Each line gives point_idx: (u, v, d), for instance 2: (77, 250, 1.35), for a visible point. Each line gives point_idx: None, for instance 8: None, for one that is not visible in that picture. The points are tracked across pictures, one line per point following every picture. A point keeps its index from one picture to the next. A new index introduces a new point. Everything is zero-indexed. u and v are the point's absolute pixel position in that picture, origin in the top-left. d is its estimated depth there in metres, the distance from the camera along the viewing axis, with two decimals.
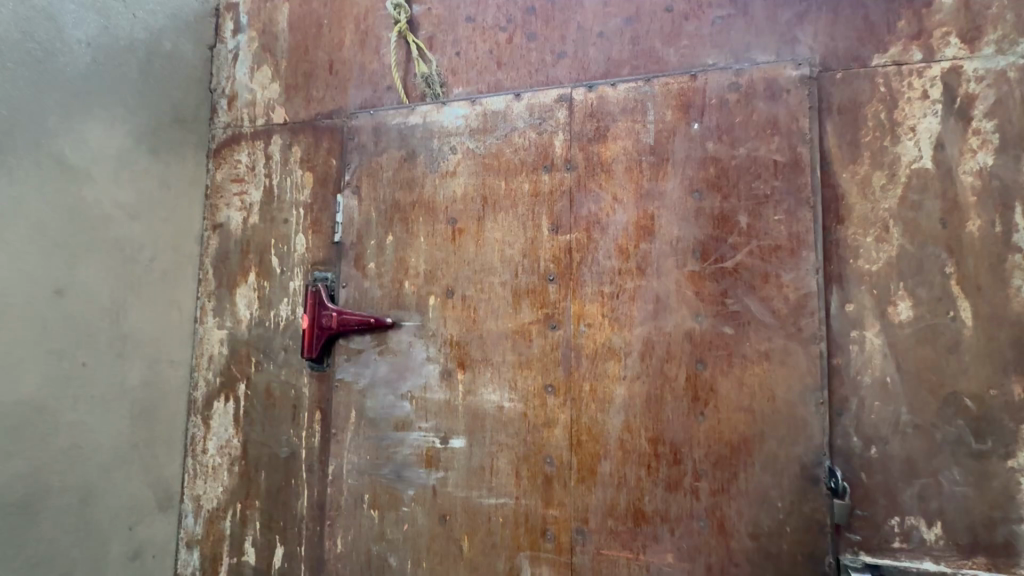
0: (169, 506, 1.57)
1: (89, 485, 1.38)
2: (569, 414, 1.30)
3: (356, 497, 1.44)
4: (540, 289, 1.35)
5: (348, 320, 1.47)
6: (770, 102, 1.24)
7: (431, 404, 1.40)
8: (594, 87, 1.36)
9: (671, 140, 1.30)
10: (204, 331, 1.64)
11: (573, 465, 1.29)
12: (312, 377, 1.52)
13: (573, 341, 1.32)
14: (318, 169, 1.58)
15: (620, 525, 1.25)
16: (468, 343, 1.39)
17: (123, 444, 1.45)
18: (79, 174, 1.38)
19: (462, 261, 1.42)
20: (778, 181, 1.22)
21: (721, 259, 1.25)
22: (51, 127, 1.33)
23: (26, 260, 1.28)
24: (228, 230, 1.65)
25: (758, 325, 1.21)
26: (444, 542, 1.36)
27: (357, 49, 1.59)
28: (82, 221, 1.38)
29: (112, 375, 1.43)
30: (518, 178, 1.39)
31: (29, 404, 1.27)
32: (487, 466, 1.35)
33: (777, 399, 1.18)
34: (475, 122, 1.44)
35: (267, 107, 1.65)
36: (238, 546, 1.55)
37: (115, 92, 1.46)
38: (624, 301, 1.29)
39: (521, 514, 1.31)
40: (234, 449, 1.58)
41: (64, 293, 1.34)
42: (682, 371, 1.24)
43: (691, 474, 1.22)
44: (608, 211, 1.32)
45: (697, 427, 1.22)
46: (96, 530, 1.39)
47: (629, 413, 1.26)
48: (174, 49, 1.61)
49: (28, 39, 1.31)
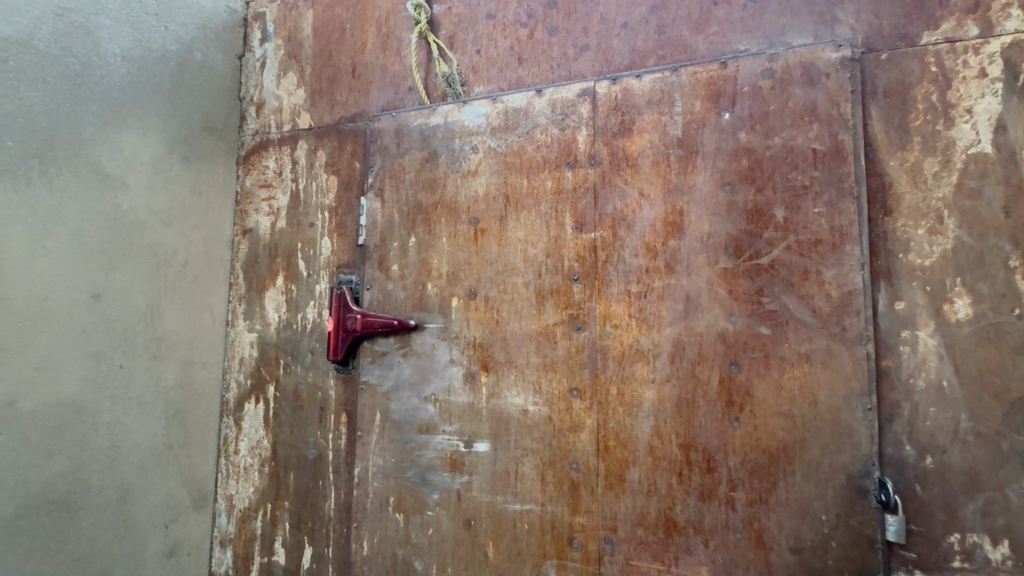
0: (203, 505, 1.61)
1: (126, 483, 1.42)
2: (596, 417, 1.26)
3: (381, 499, 1.43)
4: (564, 289, 1.31)
5: (373, 322, 1.47)
6: (808, 88, 1.17)
7: (455, 407, 1.38)
8: (619, 79, 1.31)
9: (700, 132, 1.24)
10: (235, 334, 1.68)
11: (600, 471, 1.24)
12: (337, 379, 1.52)
13: (599, 342, 1.27)
14: (342, 172, 1.59)
15: (650, 535, 1.19)
16: (491, 345, 1.37)
17: (158, 444, 1.50)
18: (115, 182, 1.42)
19: (485, 262, 1.39)
20: (817, 171, 1.15)
21: (756, 255, 1.18)
22: (88, 138, 1.37)
23: (65, 266, 1.32)
24: (257, 235, 1.68)
25: (798, 326, 1.14)
26: (469, 548, 1.34)
27: (379, 52, 1.59)
28: (118, 227, 1.42)
29: (148, 376, 1.48)
30: (540, 176, 1.36)
31: (71, 404, 1.32)
32: (512, 470, 1.32)
33: (820, 404, 1.11)
34: (497, 120, 1.42)
35: (293, 113, 1.67)
36: (268, 547, 1.57)
37: (147, 103, 1.50)
38: (652, 301, 1.24)
39: (548, 521, 1.27)
40: (265, 450, 1.60)
41: (101, 297, 1.39)
42: (715, 374, 1.18)
43: (726, 483, 1.15)
44: (634, 208, 1.27)
45: (732, 434, 1.16)
46: (134, 527, 1.43)
47: (658, 417, 1.21)
48: (204, 59, 1.65)
49: (67, 54, 1.35)
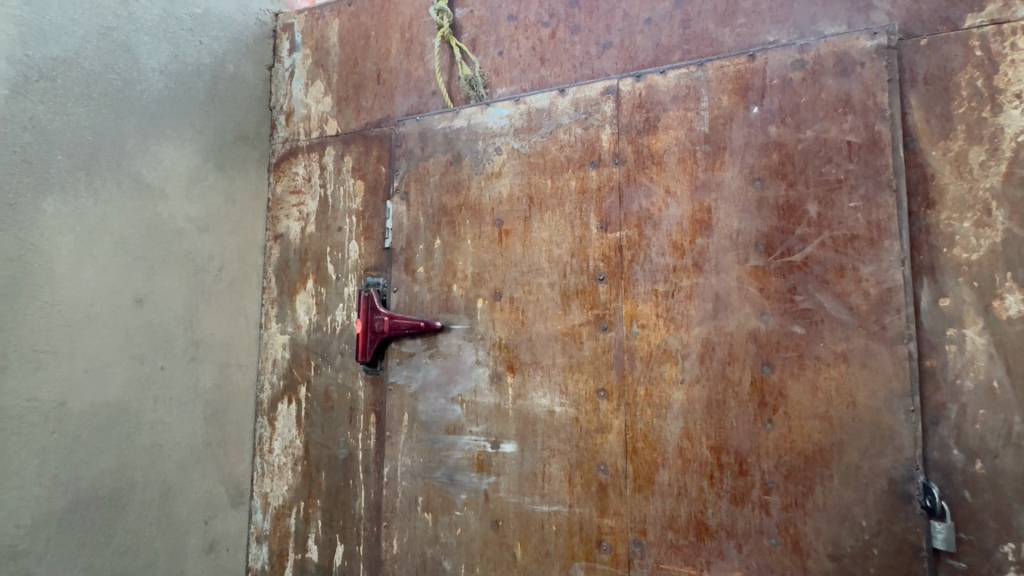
0: (240, 502, 1.67)
1: (168, 480, 1.48)
2: (623, 419, 1.24)
3: (410, 499, 1.45)
4: (589, 289, 1.30)
5: (400, 324, 1.48)
6: (841, 78, 1.13)
7: (481, 408, 1.39)
8: (642, 76, 1.29)
9: (728, 127, 1.21)
10: (268, 336, 1.73)
11: (629, 473, 1.23)
12: (366, 380, 1.55)
13: (625, 342, 1.26)
14: (369, 177, 1.62)
15: (681, 538, 1.17)
16: (518, 346, 1.37)
17: (197, 443, 1.56)
18: (155, 192, 1.48)
19: (510, 262, 1.40)
20: (853, 164, 1.11)
21: (788, 252, 1.14)
22: (130, 150, 1.43)
23: (110, 272, 1.38)
24: (288, 240, 1.72)
25: (834, 324, 1.10)
26: (497, 548, 1.34)
27: (403, 57, 1.61)
28: (158, 235, 1.48)
29: (187, 377, 1.54)
30: (564, 176, 1.35)
31: (116, 405, 1.38)
32: (539, 471, 1.31)
33: (858, 405, 1.07)
34: (520, 121, 1.42)
35: (320, 120, 1.71)
36: (302, 544, 1.61)
37: (183, 115, 1.56)
38: (680, 300, 1.22)
39: (575, 523, 1.27)
40: (297, 449, 1.64)
41: (144, 302, 1.45)
42: (746, 374, 1.15)
43: (759, 487, 1.12)
44: (660, 206, 1.25)
45: (765, 436, 1.13)
46: (176, 522, 1.50)
47: (688, 419, 1.19)
48: (236, 71, 1.71)
49: (110, 71, 1.40)
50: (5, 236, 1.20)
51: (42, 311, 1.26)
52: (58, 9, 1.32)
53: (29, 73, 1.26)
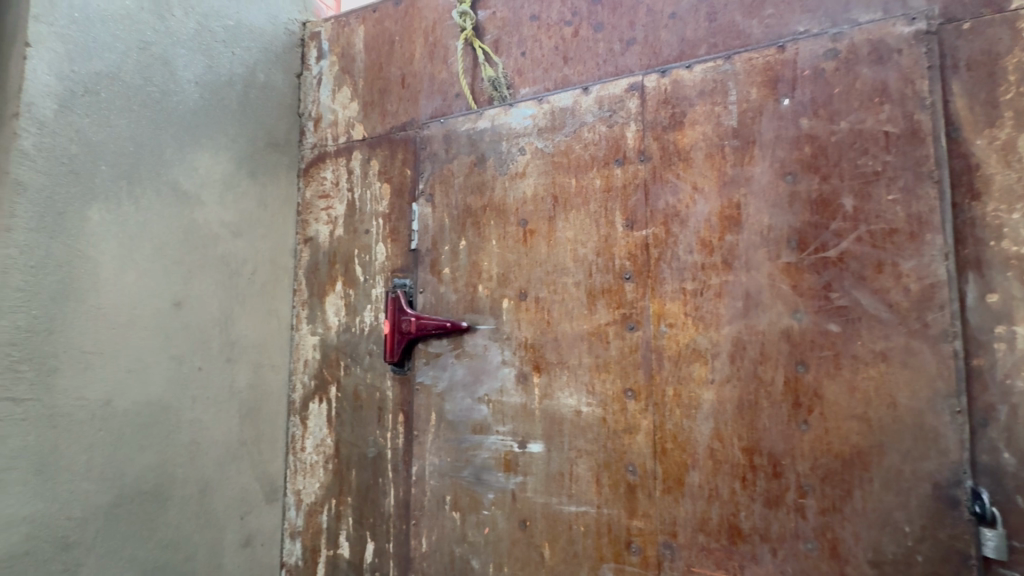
0: (275, 499, 1.72)
1: (206, 476, 1.54)
2: (652, 419, 1.22)
3: (438, 498, 1.47)
4: (616, 288, 1.29)
5: (426, 325, 1.50)
6: (876, 67, 1.09)
7: (508, 408, 1.39)
8: (668, 71, 1.28)
9: (757, 120, 1.18)
10: (300, 337, 1.77)
11: (658, 474, 1.21)
12: (394, 380, 1.57)
13: (653, 342, 1.24)
14: (394, 180, 1.64)
15: (713, 541, 1.15)
16: (543, 346, 1.37)
17: (233, 440, 1.61)
18: (191, 199, 1.54)
19: (535, 262, 1.40)
20: (891, 155, 1.07)
21: (823, 248, 1.11)
22: (168, 159, 1.49)
23: (151, 277, 1.44)
24: (318, 243, 1.76)
25: (872, 322, 1.06)
26: (525, 548, 1.34)
27: (426, 61, 1.63)
28: (195, 240, 1.54)
29: (223, 377, 1.59)
30: (588, 175, 1.35)
31: (158, 404, 1.44)
32: (566, 472, 1.31)
33: (899, 406, 1.03)
34: (543, 121, 1.42)
35: (347, 125, 1.75)
36: (333, 540, 1.64)
37: (217, 124, 1.62)
38: (709, 299, 1.19)
39: (604, 524, 1.25)
40: (329, 447, 1.68)
41: (182, 304, 1.50)
42: (779, 374, 1.12)
43: (794, 489, 1.09)
44: (687, 203, 1.23)
45: (800, 437, 1.09)
46: (214, 517, 1.55)
47: (719, 419, 1.16)
48: (267, 80, 1.76)
49: (149, 84, 1.46)
50: (55, 243, 1.26)
51: (89, 314, 1.31)
52: (101, 26, 1.37)
53: (76, 87, 1.32)
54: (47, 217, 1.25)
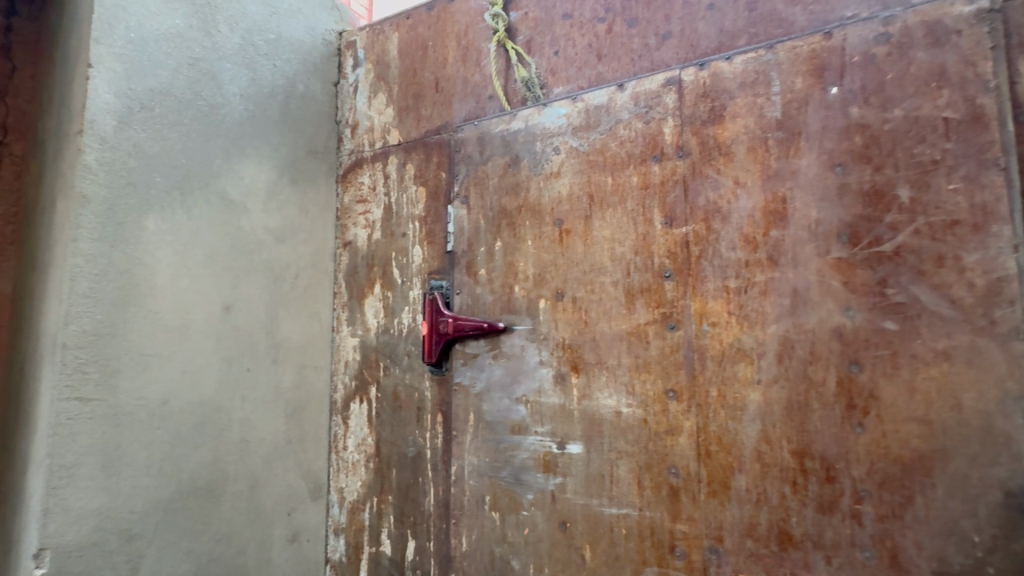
0: (319, 496, 1.77)
1: (255, 473, 1.60)
2: (695, 420, 1.20)
3: (477, 497, 1.48)
4: (655, 287, 1.27)
5: (464, 326, 1.51)
6: (933, 50, 1.03)
7: (546, 408, 1.39)
8: (706, 64, 1.25)
9: (802, 111, 1.14)
10: (340, 339, 1.82)
11: (702, 477, 1.18)
12: (433, 381, 1.59)
13: (695, 341, 1.21)
14: (430, 183, 1.66)
15: (761, 547, 1.11)
16: (581, 346, 1.36)
17: (280, 439, 1.67)
18: (238, 207, 1.60)
19: (571, 262, 1.39)
20: (951, 142, 1.01)
21: (877, 242, 1.06)
22: (216, 169, 1.55)
23: (203, 282, 1.50)
24: (356, 247, 1.81)
25: (933, 319, 1.00)
26: (566, 550, 1.33)
27: (459, 64, 1.65)
28: (242, 246, 1.60)
29: (270, 378, 1.65)
30: (625, 172, 1.33)
31: (210, 403, 1.50)
32: (606, 473, 1.29)
33: (964, 408, 0.97)
34: (578, 120, 1.41)
35: (383, 131, 1.79)
36: (375, 538, 1.67)
37: (261, 134, 1.68)
38: (754, 297, 1.16)
39: (646, 527, 1.23)
40: (370, 446, 1.71)
41: (231, 308, 1.57)
42: (831, 374, 1.08)
43: (849, 495, 1.04)
44: (729, 198, 1.20)
45: (855, 441, 1.05)
46: (263, 513, 1.61)
47: (766, 421, 1.13)
48: (306, 90, 1.82)
49: (198, 98, 1.53)
50: (116, 251, 1.34)
51: (147, 318, 1.39)
52: (155, 46, 1.45)
53: (132, 104, 1.39)
54: (109, 228, 1.33)
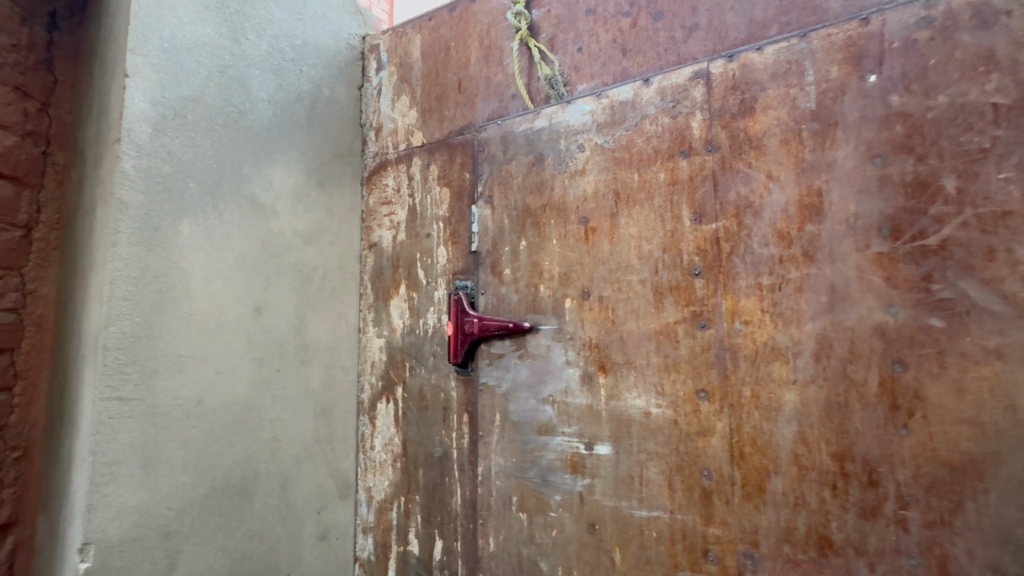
0: (348, 495, 1.79)
1: (286, 472, 1.63)
2: (728, 422, 1.16)
3: (505, 498, 1.47)
4: (684, 285, 1.24)
5: (489, 326, 1.51)
6: (980, 33, 0.99)
7: (573, 409, 1.37)
8: (735, 56, 1.21)
9: (838, 101, 1.10)
10: (367, 340, 1.84)
11: (736, 480, 1.15)
12: (458, 381, 1.59)
13: (727, 340, 1.18)
14: (453, 183, 1.66)
15: (800, 553, 1.08)
16: (609, 346, 1.34)
17: (309, 438, 1.69)
18: (267, 210, 1.63)
19: (598, 261, 1.37)
20: (1001, 129, 0.96)
21: (920, 235, 1.01)
22: (246, 173, 1.59)
23: (234, 284, 1.54)
24: (382, 248, 1.82)
25: (984, 315, 0.95)
26: (595, 552, 1.31)
27: (482, 64, 1.65)
28: (271, 249, 1.63)
29: (299, 378, 1.68)
30: (652, 168, 1.30)
31: (242, 403, 1.54)
32: (636, 475, 1.27)
33: (1020, 409, 0.92)
34: (603, 116, 1.39)
35: (407, 132, 1.80)
36: (403, 537, 1.68)
37: (288, 138, 1.71)
38: (789, 294, 1.12)
39: (678, 530, 1.21)
40: (396, 446, 1.72)
41: (262, 310, 1.60)
42: (873, 374, 1.03)
43: (894, 500, 1.00)
44: (761, 193, 1.16)
45: (899, 443, 1.00)
46: (294, 511, 1.64)
47: (803, 423, 1.09)
48: (331, 94, 1.85)
49: (228, 105, 1.57)
50: (153, 255, 1.38)
51: (182, 320, 1.42)
52: (186, 54, 1.48)
53: (166, 112, 1.43)
54: (146, 232, 1.37)
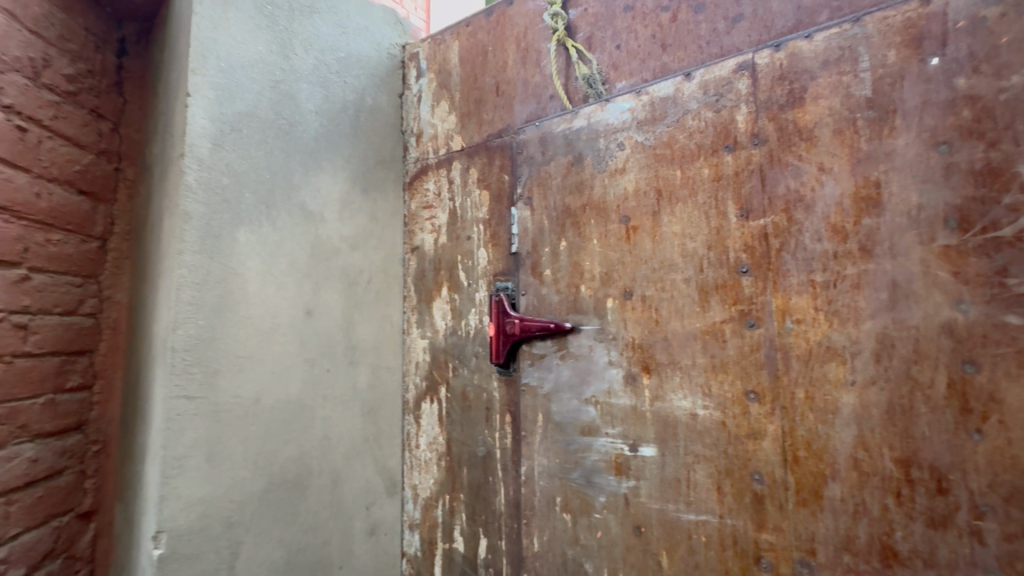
0: (395, 492, 1.84)
1: (337, 468, 1.69)
2: (780, 424, 1.12)
3: (548, 498, 1.47)
4: (731, 283, 1.21)
5: (530, 327, 1.51)
6: None
7: (617, 410, 1.36)
8: (783, 45, 1.17)
9: (897, 86, 1.04)
10: (411, 341, 1.89)
11: (789, 485, 1.10)
12: (500, 381, 1.61)
13: (778, 340, 1.14)
14: (493, 186, 1.68)
15: (861, 563, 1.03)
16: (652, 346, 1.32)
17: (358, 436, 1.75)
18: (316, 217, 1.70)
19: (640, 260, 1.35)
20: None
21: (993, 226, 0.94)
22: (295, 182, 1.67)
23: (287, 288, 1.61)
24: (424, 251, 1.87)
25: None
26: (641, 555, 1.30)
27: (519, 66, 1.66)
28: (321, 255, 1.70)
29: (348, 378, 1.74)
30: (695, 164, 1.27)
31: (295, 402, 1.61)
32: (683, 477, 1.24)
33: None
34: (643, 113, 1.37)
35: (446, 137, 1.83)
36: (448, 535, 1.72)
37: (335, 148, 1.78)
38: (845, 291, 1.07)
39: (728, 535, 1.17)
40: (441, 445, 1.76)
41: (312, 313, 1.67)
42: (940, 375, 0.97)
43: (967, 509, 0.94)
44: (813, 186, 1.12)
45: (972, 449, 0.94)
46: (344, 506, 1.70)
47: (864, 426, 1.04)
48: (374, 103, 1.91)
49: (279, 117, 1.64)
50: (214, 262, 1.46)
51: (241, 323, 1.50)
52: (241, 72, 1.57)
53: (224, 127, 1.51)
54: (207, 241, 1.45)
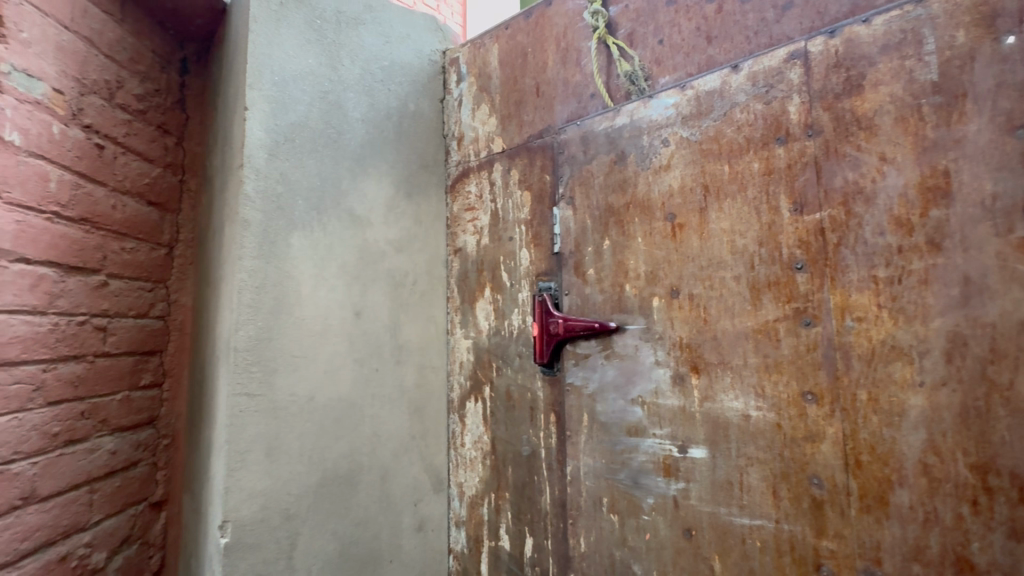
0: (441, 489, 1.88)
1: (386, 465, 1.75)
2: (840, 427, 1.08)
3: (595, 499, 1.47)
4: (785, 280, 1.17)
5: (574, 326, 1.51)
6: None
7: (665, 410, 1.34)
8: (838, 30, 1.12)
9: (966, 69, 0.98)
10: (455, 341, 1.92)
11: (851, 490, 1.06)
12: (544, 381, 1.61)
13: (837, 338, 1.09)
14: (534, 186, 1.69)
15: None
16: (701, 345, 1.29)
17: (405, 434, 1.80)
18: (363, 221, 1.76)
19: (686, 258, 1.33)
20: None
21: None
22: (344, 188, 1.73)
23: (337, 290, 1.68)
24: (467, 253, 1.90)
25: None
26: (692, 559, 1.27)
27: (559, 66, 1.66)
28: (368, 258, 1.76)
29: (395, 377, 1.79)
30: (744, 158, 1.24)
31: (347, 400, 1.67)
32: (735, 480, 1.21)
33: None
34: (688, 108, 1.35)
35: (487, 140, 1.86)
36: (494, 532, 1.73)
37: (381, 154, 1.84)
38: (911, 286, 1.02)
39: (785, 541, 1.13)
40: (486, 444, 1.78)
41: (361, 314, 1.73)
42: (1022, 376, 0.91)
43: None
44: (873, 177, 1.06)
45: None
46: (393, 501, 1.75)
47: (934, 430, 0.98)
48: (417, 109, 1.95)
49: (328, 127, 1.71)
50: (271, 267, 1.53)
51: (296, 324, 1.58)
52: (293, 85, 1.64)
53: (279, 138, 1.59)
54: (265, 246, 1.52)
